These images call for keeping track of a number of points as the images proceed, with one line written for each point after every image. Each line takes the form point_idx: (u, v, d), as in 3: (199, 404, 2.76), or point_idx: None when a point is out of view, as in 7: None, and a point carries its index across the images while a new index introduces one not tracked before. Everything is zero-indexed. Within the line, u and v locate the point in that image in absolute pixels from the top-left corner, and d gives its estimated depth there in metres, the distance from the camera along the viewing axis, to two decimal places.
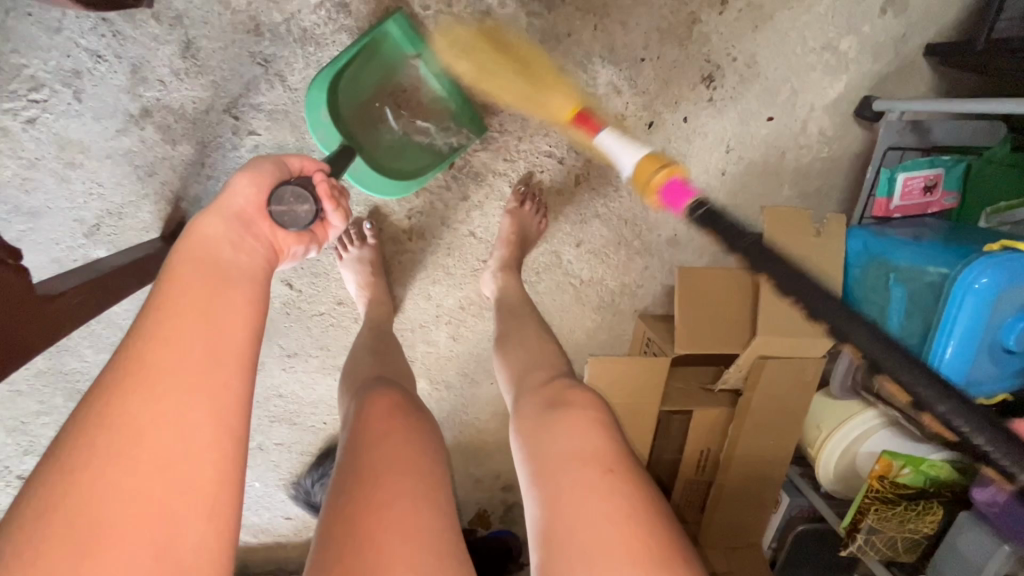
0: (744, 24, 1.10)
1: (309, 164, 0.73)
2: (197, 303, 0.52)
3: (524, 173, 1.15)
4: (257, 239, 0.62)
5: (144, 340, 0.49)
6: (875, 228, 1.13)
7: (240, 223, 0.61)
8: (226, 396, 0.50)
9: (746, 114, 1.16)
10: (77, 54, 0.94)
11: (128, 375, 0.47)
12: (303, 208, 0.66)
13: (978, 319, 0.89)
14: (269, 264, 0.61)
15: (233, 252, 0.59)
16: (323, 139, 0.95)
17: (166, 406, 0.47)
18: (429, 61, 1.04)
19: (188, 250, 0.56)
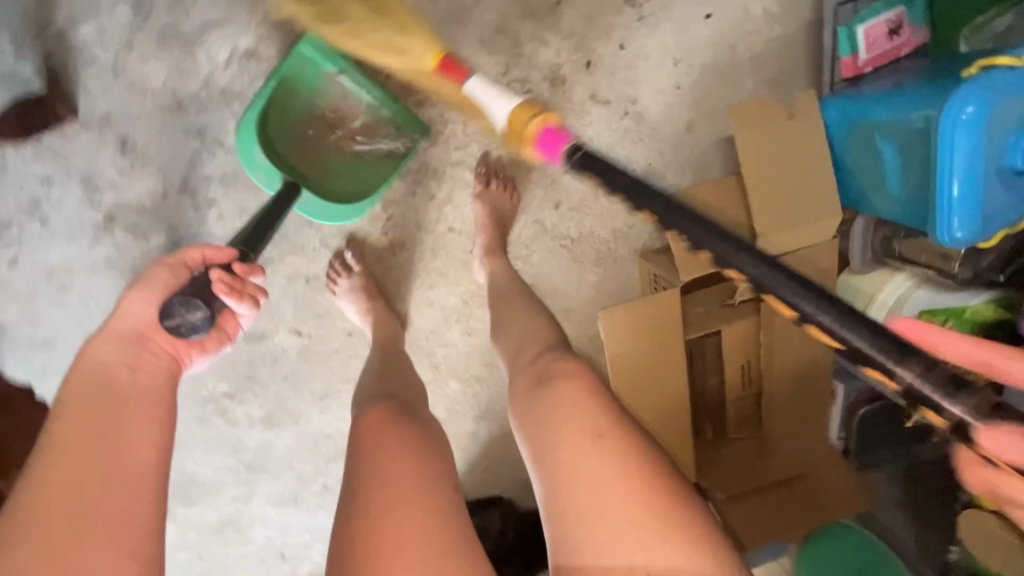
0: None
1: (210, 250, 0.79)
2: (97, 424, 0.65)
3: (480, 155, 1.14)
4: (155, 355, 0.73)
5: (51, 465, 0.61)
6: (854, 89, 1.06)
7: (133, 343, 0.72)
8: (128, 501, 0.61)
9: (682, 20, 1.11)
10: (30, 185, 0.97)
11: (40, 491, 0.59)
12: (197, 314, 0.71)
13: (975, 151, 0.83)
14: (169, 379, 0.73)
15: (131, 373, 0.70)
16: (264, 181, 0.98)
17: (79, 511, 0.59)
18: (351, 75, 1.00)
19: (78, 380, 0.67)
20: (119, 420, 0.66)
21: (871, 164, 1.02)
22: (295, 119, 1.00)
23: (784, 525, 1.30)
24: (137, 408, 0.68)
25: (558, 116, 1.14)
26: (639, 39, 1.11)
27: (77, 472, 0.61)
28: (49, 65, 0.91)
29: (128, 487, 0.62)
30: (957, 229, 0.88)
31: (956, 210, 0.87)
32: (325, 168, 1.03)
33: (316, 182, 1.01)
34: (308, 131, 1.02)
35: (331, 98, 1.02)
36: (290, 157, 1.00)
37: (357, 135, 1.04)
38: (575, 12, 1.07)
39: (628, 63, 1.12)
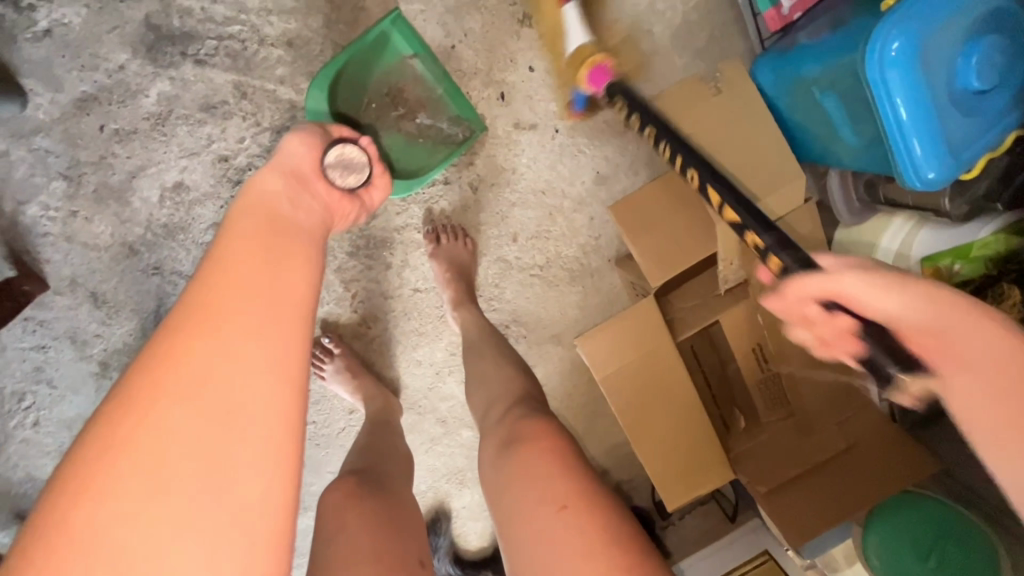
0: None
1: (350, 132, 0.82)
2: (264, 248, 0.55)
3: (423, 214, 1.15)
4: (309, 200, 0.68)
5: (211, 286, 0.49)
6: (787, 40, 0.97)
7: (290, 193, 0.66)
8: (281, 351, 0.49)
9: (586, 22, 1.06)
10: (30, 355, 1.07)
11: (190, 314, 0.47)
12: (353, 176, 0.78)
13: (917, 87, 0.74)
14: (322, 225, 0.66)
15: (291, 210, 0.63)
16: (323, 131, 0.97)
17: (234, 347, 0.47)
18: (426, 59, 1.01)
19: (250, 206, 0.60)
20: (284, 257, 0.55)
21: (820, 119, 0.94)
22: (361, 93, 1.02)
23: (851, 502, 1.12)
24: (299, 243, 0.58)
25: (489, 154, 1.12)
26: (548, 54, 1.07)
27: (250, 300, 0.50)
28: (9, 249, 0.98)
29: (283, 317, 0.51)
30: (919, 151, 0.77)
31: (914, 129, 0.76)
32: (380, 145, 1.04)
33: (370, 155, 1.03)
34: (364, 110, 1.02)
35: (399, 81, 1.04)
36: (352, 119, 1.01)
37: (409, 121, 1.05)
38: (474, 50, 1.05)
39: (544, 79, 1.09)
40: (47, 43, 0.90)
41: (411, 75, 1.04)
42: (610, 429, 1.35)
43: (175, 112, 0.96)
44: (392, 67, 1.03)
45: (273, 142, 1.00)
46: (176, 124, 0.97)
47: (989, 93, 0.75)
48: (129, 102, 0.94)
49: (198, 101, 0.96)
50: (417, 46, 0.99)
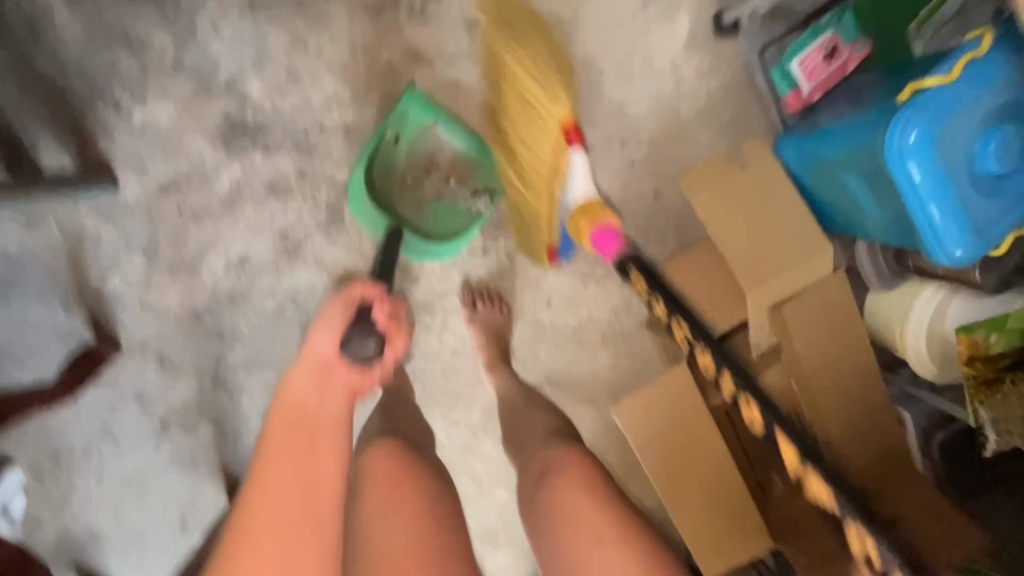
0: (558, 41, 1.10)
1: (370, 288, 0.88)
2: (290, 448, 0.71)
3: (463, 281, 1.20)
4: (338, 380, 0.81)
5: (245, 518, 0.64)
6: (812, 120, 1.03)
7: (320, 374, 0.81)
8: (322, 536, 0.64)
9: (617, 105, 1.14)
10: (99, 412, 1.15)
11: (230, 543, 0.63)
12: (368, 343, 0.83)
13: (937, 171, 0.78)
14: (347, 404, 0.79)
15: (317, 403, 0.78)
16: (373, 224, 1.05)
17: (269, 555, 0.61)
18: (449, 123, 1.07)
19: (281, 410, 0.76)
20: (312, 452, 0.71)
21: (845, 195, 0.98)
22: (394, 168, 1.08)
23: None
24: (326, 433, 0.74)
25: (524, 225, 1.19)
26: (581, 136, 1.15)
27: (271, 514, 0.64)
28: (89, 316, 1.08)
29: (316, 508, 0.66)
30: (938, 218, 0.79)
31: (930, 198, 0.78)
32: (421, 214, 1.09)
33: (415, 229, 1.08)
34: (401, 184, 1.08)
35: (425, 151, 1.10)
36: (393, 202, 1.08)
37: (446, 185, 1.10)
38: None
39: None
40: (139, 137, 1.01)
41: (437, 141, 1.10)
42: (643, 490, 1.34)
43: (243, 193, 1.07)
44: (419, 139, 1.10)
45: (330, 218, 1.10)
46: (244, 203, 1.08)
47: (1010, 175, 0.79)
48: (204, 185, 1.05)
49: (264, 183, 1.07)
50: (436, 112, 1.06)
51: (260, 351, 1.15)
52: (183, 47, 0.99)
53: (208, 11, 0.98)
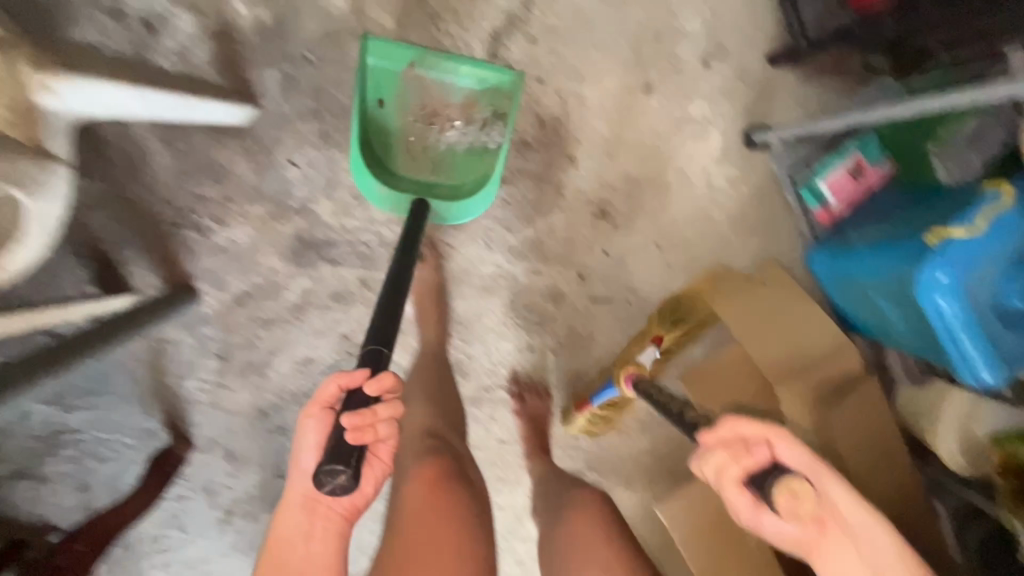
0: (601, 158, 1.18)
1: (342, 376, 0.70)
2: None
3: (509, 375, 1.26)
4: (325, 515, 0.72)
5: None
6: (841, 237, 1.10)
7: (307, 510, 0.72)
8: None
9: (655, 212, 1.22)
10: (168, 504, 1.22)
11: None
12: (340, 477, 0.60)
13: (968, 310, 0.84)
14: (340, 535, 0.74)
15: (308, 542, 0.73)
16: (394, 205, 1.03)
17: None
18: (429, 59, 1.01)
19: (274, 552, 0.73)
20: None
21: (875, 310, 1.04)
22: (396, 138, 1.03)
23: None
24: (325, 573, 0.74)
25: (567, 323, 1.26)
26: (621, 242, 1.23)
27: None
28: (166, 416, 1.16)
29: None
30: (973, 351, 0.85)
31: (964, 333, 0.85)
32: (440, 167, 1.04)
33: (444, 183, 1.05)
34: (411, 150, 1.03)
35: (419, 100, 1.04)
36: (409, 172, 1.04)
37: (449, 127, 1.04)
38: (556, 241, 1.21)
39: (617, 261, 1.24)
40: (219, 256, 1.10)
41: (419, 85, 1.04)
42: None
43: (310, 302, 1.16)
44: (400, 86, 1.05)
45: None
46: (311, 311, 1.16)
47: None
48: (275, 296, 1.14)
49: (330, 293, 1.16)
50: (409, 52, 1.00)
51: None
52: (261, 176, 1.08)
53: (285, 145, 1.08)
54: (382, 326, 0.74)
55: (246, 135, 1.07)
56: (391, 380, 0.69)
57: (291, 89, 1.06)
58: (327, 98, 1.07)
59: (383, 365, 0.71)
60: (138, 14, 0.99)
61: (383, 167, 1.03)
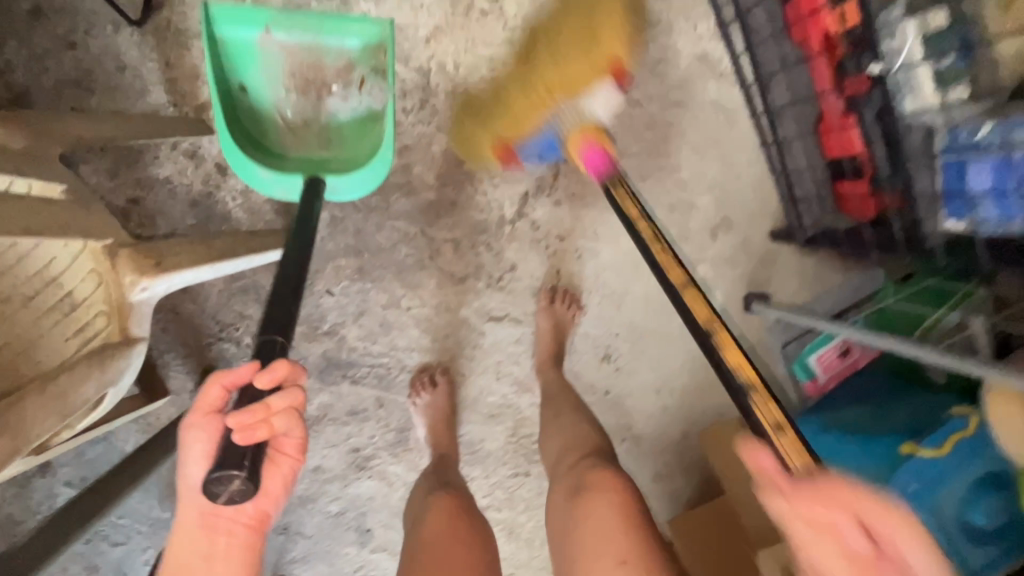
0: (609, 307, 1.27)
1: (230, 379, 0.69)
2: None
3: (504, 499, 1.31)
4: (226, 528, 0.67)
5: None
6: (827, 415, 1.11)
7: (205, 526, 0.67)
8: None
9: (657, 359, 1.30)
10: None
11: None
12: (235, 481, 0.60)
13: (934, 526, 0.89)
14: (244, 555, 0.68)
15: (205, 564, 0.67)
16: (287, 192, 1.01)
17: None
18: (277, 23, 0.99)
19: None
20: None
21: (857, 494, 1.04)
22: (268, 111, 1.04)
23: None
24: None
25: None
26: (622, 384, 1.31)
27: None
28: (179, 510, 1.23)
29: None
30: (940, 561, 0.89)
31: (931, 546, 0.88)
32: (327, 141, 1.06)
33: (338, 156, 1.05)
34: (289, 127, 1.04)
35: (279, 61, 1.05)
36: (294, 142, 1.05)
37: (325, 94, 1.06)
38: None
39: (616, 400, 1.31)
40: None
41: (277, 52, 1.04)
42: None
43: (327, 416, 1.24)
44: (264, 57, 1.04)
45: (396, 439, 1.26)
46: (326, 424, 1.24)
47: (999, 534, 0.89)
48: None
49: (347, 409, 1.24)
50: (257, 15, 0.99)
51: (318, 547, 1.28)
52: (298, 300, 1.19)
53: (323, 275, 1.19)
54: (280, 320, 0.76)
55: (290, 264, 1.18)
56: (286, 371, 0.68)
57: (336, 229, 1.18)
58: (366, 238, 1.19)
59: (274, 353, 0.73)
60: (212, 158, 1.12)
61: (268, 152, 1.02)
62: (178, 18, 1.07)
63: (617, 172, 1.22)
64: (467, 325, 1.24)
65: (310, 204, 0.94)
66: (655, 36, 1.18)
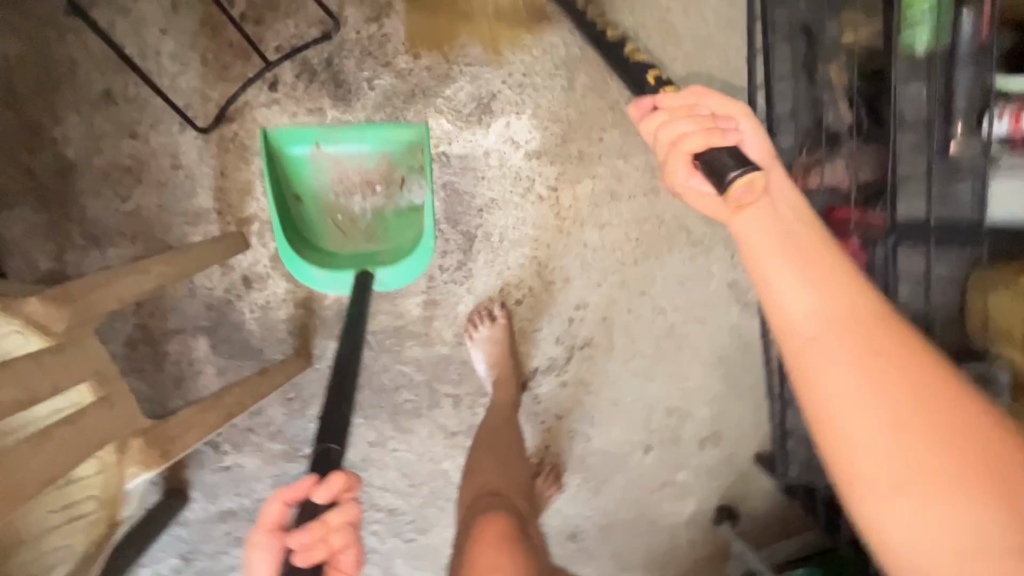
0: (585, 490, 1.29)
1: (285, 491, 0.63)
2: None
3: None
4: None
5: None
6: None
7: None
8: None
9: (619, 545, 1.32)
10: None
11: None
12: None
13: None
14: None
15: None
16: (339, 289, 1.03)
17: None
18: (330, 138, 1.02)
19: None
20: None
21: None
22: (320, 214, 1.06)
23: None
24: None
25: None
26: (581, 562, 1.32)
27: None
28: None
29: None
30: None
31: None
32: (373, 239, 1.07)
33: (384, 250, 1.07)
34: (339, 231, 1.06)
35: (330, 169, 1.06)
36: (343, 243, 1.07)
37: (371, 195, 1.07)
38: None
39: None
40: (221, 473, 1.18)
41: (327, 160, 1.05)
42: None
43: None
44: (317, 166, 1.06)
45: None
46: None
47: None
48: (254, 521, 1.20)
49: None
50: (309, 131, 1.01)
51: None
52: (286, 419, 1.18)
53: (317, 402, 1.18)
54: (329, 426, 0.72)
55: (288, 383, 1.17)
56: (342, 483, 0.63)
57: None
58: (371, 375, 1.20)
59: (329, 465, 0.68)
60: (241, 269, 1.11)
61: (322, 255, 1.04)
62: (244, 134, 1.07)
63: (626, 367, 1.25)
64: (445, 478, 1.24)
65: (357, 298, 0.93)
66: (695, 254, 1.21)
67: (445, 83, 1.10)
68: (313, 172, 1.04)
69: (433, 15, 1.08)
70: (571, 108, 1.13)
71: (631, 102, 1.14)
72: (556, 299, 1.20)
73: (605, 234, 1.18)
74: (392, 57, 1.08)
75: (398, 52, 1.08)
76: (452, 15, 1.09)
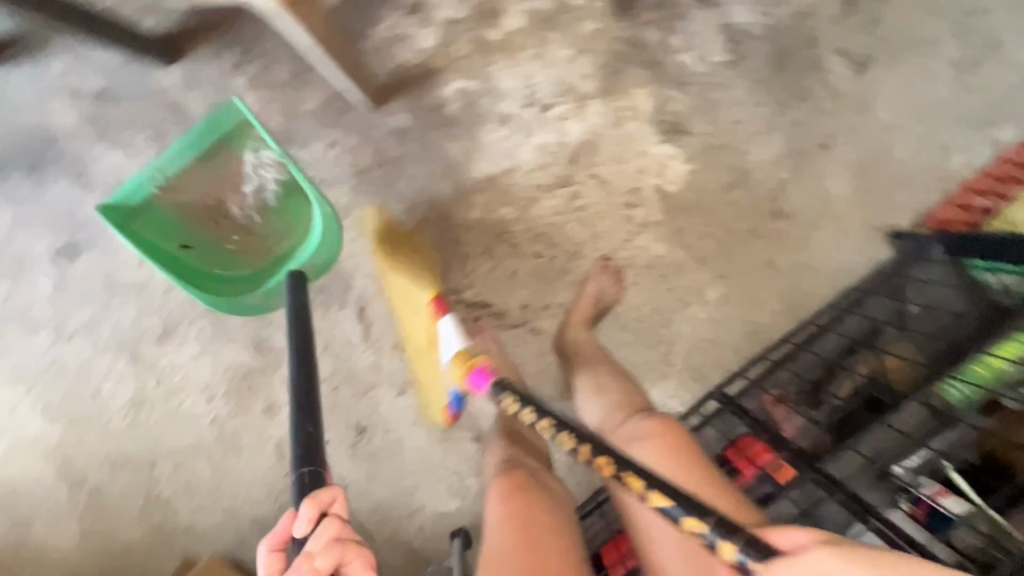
0: (407, 414, 1.30)
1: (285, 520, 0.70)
2: None
3: (173, 386, 1.23)
4: None
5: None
6: None
7: None
8: None
9: (374, 474, 1.32)
10: None
11: None
12: None
13: None
14: None
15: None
16: (321, 262, 1.14)
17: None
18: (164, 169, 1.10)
19: None
20: None
21: None
22: (221, 251, 1.16)
23: None
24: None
25: (244, 428, 1.25)
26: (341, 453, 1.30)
27: None
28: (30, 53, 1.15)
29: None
30: None
31: None
32: (278, 224, 1.17)
33: (296, 243, 1.16)
34: (252, 251, 1.17)
35: (190, 203, 1.14)
36: (251, 265, 1.17)
37: (258, 171, 1.14)
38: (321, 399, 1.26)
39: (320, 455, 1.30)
40: (218, 85, 1.14)
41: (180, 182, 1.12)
42: None
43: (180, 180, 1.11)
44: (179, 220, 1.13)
45: None
46: None
47: None
48: None
49: (207, 194, 1.16)
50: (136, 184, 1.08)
51: (31, 202, 1.16)
52: (308, 116, 1.16)
53: (342, 133, 1.16)
54: (299, 455, 0.77)
55: (340, 98, 1.15)
56: (313, 509, 0.69)
57: (396, 136, 1.17)
58: (394, 169, 1.18)
59: (321, 480, 0.75)
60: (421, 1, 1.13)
61: (252, 284, 1.15)
62: None
63: (531, 376, 1.28)
64: (344, 288, 1.24)
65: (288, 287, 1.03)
66: (663, 369, 1.29)
67: (675, 87, 1.19)
68: (167, 223, 1.12)
69: (722, 43, 1.19)
70: (712, 197, 1.25)
71: (740, 243, 1.27)
72: (559, 283, 1.25)
73: (628, 288, 1.28)
74: (671, 32, 1.18)
75: (679, 33, 1.18)
76: (732, 60, 1.19)
